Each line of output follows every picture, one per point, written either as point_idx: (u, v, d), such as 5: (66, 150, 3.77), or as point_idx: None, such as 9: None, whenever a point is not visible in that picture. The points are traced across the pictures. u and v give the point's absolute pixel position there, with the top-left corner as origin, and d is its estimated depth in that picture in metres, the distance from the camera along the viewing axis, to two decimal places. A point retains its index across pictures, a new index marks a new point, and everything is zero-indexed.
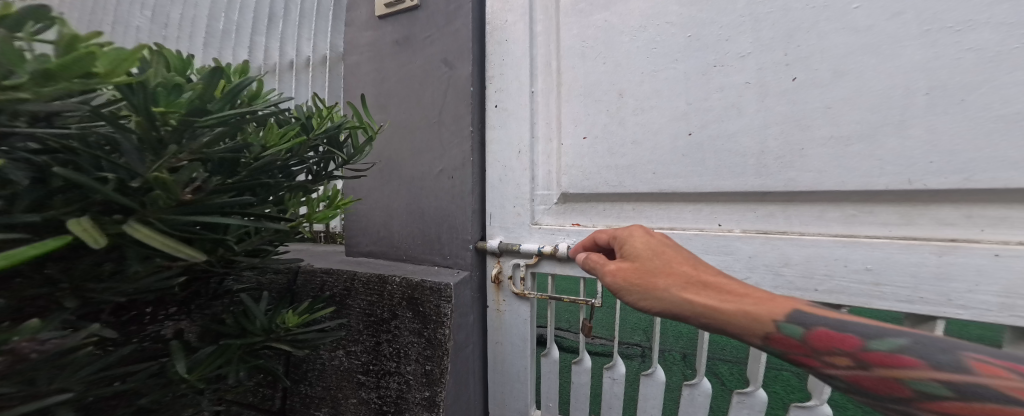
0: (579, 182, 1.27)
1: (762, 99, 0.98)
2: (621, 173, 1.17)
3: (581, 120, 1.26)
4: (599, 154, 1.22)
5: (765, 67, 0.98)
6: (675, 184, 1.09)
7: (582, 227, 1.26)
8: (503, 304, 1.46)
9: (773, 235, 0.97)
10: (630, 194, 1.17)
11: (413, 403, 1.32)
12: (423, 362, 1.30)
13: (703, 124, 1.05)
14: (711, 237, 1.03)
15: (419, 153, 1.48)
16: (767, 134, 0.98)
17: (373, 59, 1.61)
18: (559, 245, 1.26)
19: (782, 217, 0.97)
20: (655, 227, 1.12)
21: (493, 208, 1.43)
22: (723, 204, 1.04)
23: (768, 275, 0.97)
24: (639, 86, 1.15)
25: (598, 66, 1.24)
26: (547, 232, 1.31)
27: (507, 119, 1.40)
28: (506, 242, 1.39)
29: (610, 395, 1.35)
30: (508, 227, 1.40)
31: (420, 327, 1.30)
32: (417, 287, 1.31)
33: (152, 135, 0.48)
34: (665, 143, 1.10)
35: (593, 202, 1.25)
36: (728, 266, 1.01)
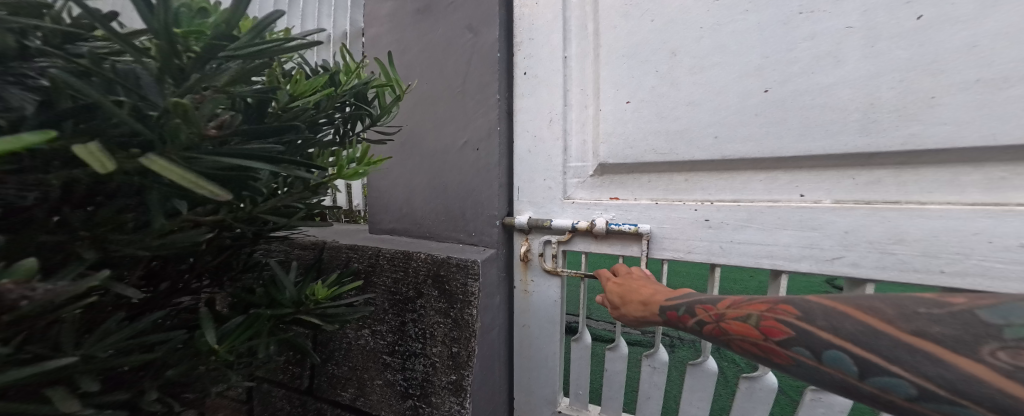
0: (621, 151, 1.16)
1: (873, 44, 0.84)
2: (672, 139, 1.07)
3: (625, 84, 1.15)
4: (646, 118, 1.12)
5: (874, 8, 0.84)
6: (744, 149, 0.98)
7: (622, 201, 1.16)
8: (531, 285, 1.38)
9: (881, 206, 0.84)
10: (682, 162, 1.07)
11: (439, 387, 1.26)
12: (449, 345, 1.23)
13: (785, 78, 0.93)
14: (790, 210, 0.93)
15: (442, 124, 1.39)
16: (882, 83, 0.84)
17: (394, 28, 1.51)
18: (595, 221, 1.17)
19: (893, 184, 0.84)
20: (715, 200, 1.03)
21: (523, 183, 1.33)
22: (811, 172, 0.92)
23: (874, 253, 0.85)
24: (695, 43, 1.03)
25: (646, 24, 1.11)
26: (581, 208, 1.22)
27: (538, 87, 1.29)
28: (536, 218, 1.30)
29: (648, 382, 1.27)
30: (537, 202, 1.31)
31: (446, 307, 1.24)
32: (443, 264, 1.23)
33: (173, 64, 0.39)
34: (734, 102, 0.99)
35: (636, 174, 1.16)
36: (817, 243, 0.90)
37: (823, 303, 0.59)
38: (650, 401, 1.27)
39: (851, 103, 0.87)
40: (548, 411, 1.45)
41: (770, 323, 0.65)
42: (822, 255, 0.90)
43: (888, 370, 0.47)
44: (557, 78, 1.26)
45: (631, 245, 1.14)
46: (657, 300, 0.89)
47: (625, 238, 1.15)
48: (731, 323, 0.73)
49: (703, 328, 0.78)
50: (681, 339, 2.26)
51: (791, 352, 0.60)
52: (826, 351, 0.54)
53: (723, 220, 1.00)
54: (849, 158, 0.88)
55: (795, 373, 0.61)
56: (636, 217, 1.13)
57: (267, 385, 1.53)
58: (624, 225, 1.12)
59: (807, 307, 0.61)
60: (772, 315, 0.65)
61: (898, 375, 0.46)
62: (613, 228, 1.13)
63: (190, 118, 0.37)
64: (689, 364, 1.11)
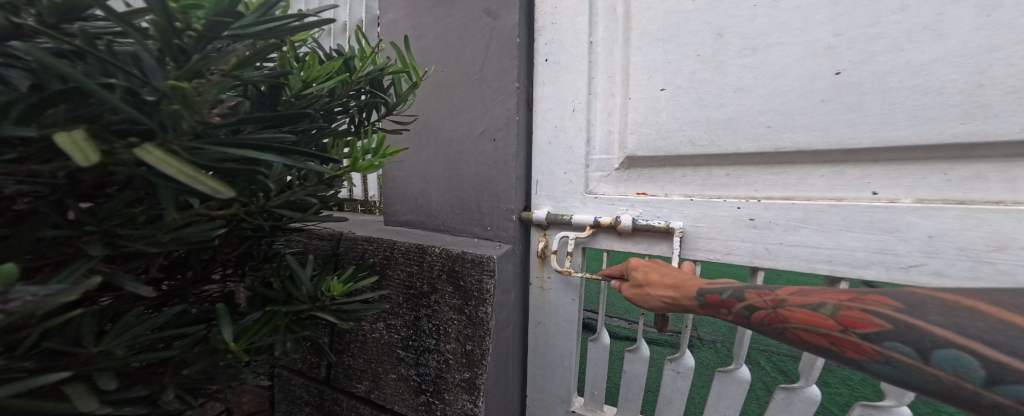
0: (653, 142, 1.09)
1: (990, 12, 0.72)
2: (713, 128, 0.99)
3: (659, 70, 1.07)
4: (683, 106, 1.04)
5: None
6: (804, 139, 0.89)
7: (650, 196, 1.09)
8: (548, 282, 1.33)
9: (979, 206, 0.73)
10: (725, 155, 0.99)
11: (452, 384, 1.23)
12: (463, 342, 1.20)
13: (861, 59, 0.82)
14: (854, 207, 0.84)
15: (459, 113, 1.34)
16: (998, 59, 0.71)
17: (411, 14, 1.45)
18: (620, 217, 1.10)
19: (999, 180, 0.73)
20: (761, 197, 0.95)
21: (544, 177, 1.27)
22: (887, 167, 0.82)
23: (964, 262, 0.74)
24: (745, 23, 0.94)
25: (686, 3, 1.02)
26: (603, 202, 1.16)
27: (561, 74, 1.22)
28: (554, 213, 1.24)
29: (671, 386, 1.21)
30: (557, 196, 1.25)
31: (461, 304, 1.20)
32: (457, 260, 1.19)
33: (169, 39, 0.31)
34: (793, 86, 0.90)
35: (667, 167, 1.09)
36: (890, 248, 0.81)
37: (928, 296, 0.48)
38: (671, 405, 1.22)
39: (958, 82, 0.74)
40: (563, 410, 1.41)
41: (854, 314, 0.52)
42: (897, 261, 0.80)
43: (970, 349, 0.40)
44: (582, 64, 1.18)
45: (659, 243, 1.08)
46: (694, 284, 0.75)
47: (657, 236, 1.08)
48: (795, 310, 0.59)
49: (755, 310, 0.64)
50: (701, 339, 2.19)
51: (880, 347, 0.48)
52: (929, 347, 0.43)
53: (771, 220, 0.93)
54: (939, 152, 0.78)
55: (867, 370, 0.50)
56: (666, 214, 1.06)
57: (286, 373, 1.54)
58: (653, 220, 1.06)
59: (908, 299, 0.49)
60: (858, 306, 0.52)
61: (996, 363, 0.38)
62: (644, 224, 1.06)
63: (190, 102, 0.29)
64: (719, 370, 1.05)
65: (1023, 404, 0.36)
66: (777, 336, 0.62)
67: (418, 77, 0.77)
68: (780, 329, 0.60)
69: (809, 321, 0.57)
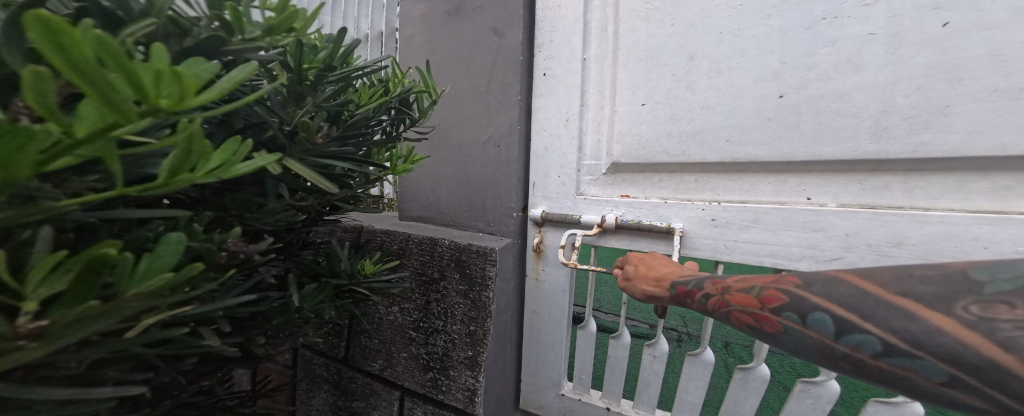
0: (635, 151, 1.25)
1: (894, 51, 0.91)
2: (686, 141, 1.16)
3: (641, 86, 1.24)
4: (660, 119, 1.20)
5: (903, 12, 0.90)
6: (755, 151, 1.06)
7: (633, 198, 1.26)
8: (543, 274, 1.48)
9: (884, 210, 0.93)
10: (693, 163, 1.16)
11: (457, 362, 1.40)
12: (468, 323, 1.37)
13: (801, 85, 1.00)
14: (798, 211, 1.01)
15: (467, 120, 1.51)
16: (898, 91, 0.91)
17: (426, 30, 1.62)
18: (605, 217, 1.26)
19: (900, 189, 0.92)
20: (722, 201, 1.12)
21: (537, 179, 1.44)
22: (819, 177, 1.01)
23: (871, 255, 0.93)
24: (715, 47, 1.11)
25: (665, 28, 1.19)
26: (592, 202, 1.32)
27: (556, 86, 1.38)
28: (551, 212, 1.40)
29: (646, 368, 1.39)
30: (552, 196, 1.41)
31: (466, 289, 1.37)
32: (464, 250, 1.36)
33: (296, 89, 0.50)
34: (749, 105, 1.07)
35: (649, 173, 1.25)
36: (817, 244, 0.99)
37: (823, 276, 0.63)
38: (648, 387, 1.38)
39: (870, 108, 0.94)
40: (552, 393, 1.57)
41: (771, 292, 0.67)
42: (822, 255, 0.98)
43: (827, 310, 0.57)
44: (574, 78, 1.34)
45: (636, 240, 1.24)
46: (672, 278, 0.87)
47: (652, 235, 1.22)
48: (734, 293, 0.73)
49: (708, 300, 0.77)
50: (687, 333, 2.36)
51: (781, 318, 0.63)
52: (812, 313, 0.58)
53: (729, 220, 1.09)
54: (859, 165, 0.96)
55: (782, 342, 0.64)
56: (644, 214, 1.22)
57: (308, 352, 1.72)
58: (657, 220, 1.19)
59: (808, 279, 0.64)
60: (774, 285, 0.67)
61: (870, 331, 0.51)
62: (640, 223, 1.21)
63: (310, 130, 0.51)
64: (688, 354, 1.22)
65: (858, 350, 0.52)
66: (727, 318, 0.75)
67: (436, 96, 0.95)
68: (728, 312, 0.73)
69: (743, 302, 0.71)
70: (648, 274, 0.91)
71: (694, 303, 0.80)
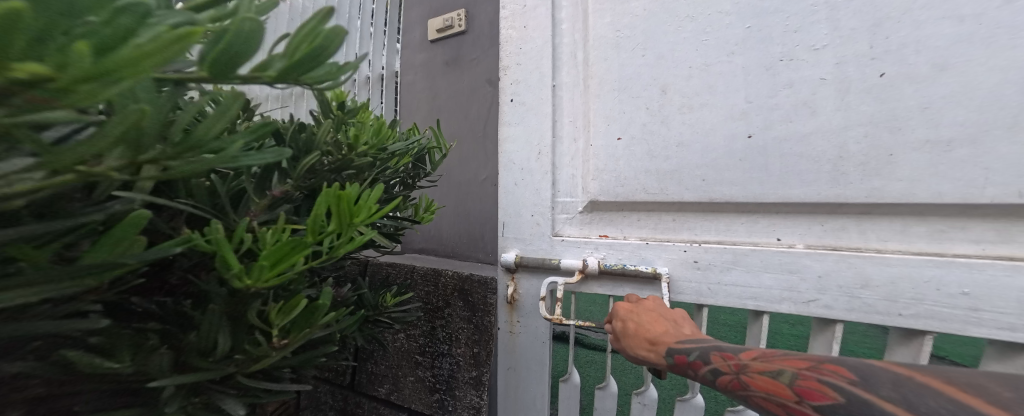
0: (613, 188, 1.29)
1: (845, 97, 1.03)
2: (664, 178, 1.22)
3: (616, 119, 1.29)
4: (637, 155, 1.25)
5: (846, 60, 1.03)
6: (729, 190, 1.15)
7: (612, 239, 1.28)
8: (518, 326, 1.41)
9: (847, 253, 1.04)
10: (671, 201, 1.22)
11: (462, 382, 1.51)
12: (471, 346, 1.49)
13: (768, 125, 1.10)
14: (769, 250, 1.11)
15: (466, 161, 1.70)
16: (851, 137, 1.03)
17: (428, 78, 1.84)
18: (587, 260, 1.28)
19: (856, 231, 1.05)
20: (701, 241, 1.18)
21: (510, 213, 1.43)
22: (785, 217, 1.11)
23: (843, 297, 1.05)
24: (686, 82, 1.19)
25: (637, 58, 1.26)
26: (569, 244, 1.31)
27: (526, 114, 1.40)
28: (524, 257, 1.36)
29: (636, 415, 1.51)
30: (525, 238, 1.39)
31: (469, 315, 1.51)
32: (467, 280, 1.51)
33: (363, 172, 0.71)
34: (721, 144, 1.16)
35: (625, 211, 1.30)
36: (794, 285, 1.09)
37: (877, 372, 0.61)
38: None
39: (828, 153, 1.05)
40: None
41: (812, 386, 0.65)
42: (801, 297, 1.08)
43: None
44: (546, 107, 1.37)
45: (619, 286, 1.27)
46: (666, 342, 0.90)
47: (636, 279, 1.26)
48: (758, 378, 0.73)
49: (722, 379, 0.78)
50: None
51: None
52: None
53: (711, 261, 1.16)
54: (820, 207, 1.08)
55: None
56: (626, 257, 1.26)
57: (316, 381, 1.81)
58: (641, 265, 1.23)
59: (859, 373, 0.62)
60: (815, 376, 0.65)
61: None
62: (624, 268, 1.23)
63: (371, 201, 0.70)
64: (680, 400, 1.36)
65: None
66: (750, 401, 0.75)
67: (445, 151, 1.14)
68: (754, 397, 0.73)
69: (773, 389, 0.70)
70: (643, 334, 0.94)
71: (694, 372, 0.83)
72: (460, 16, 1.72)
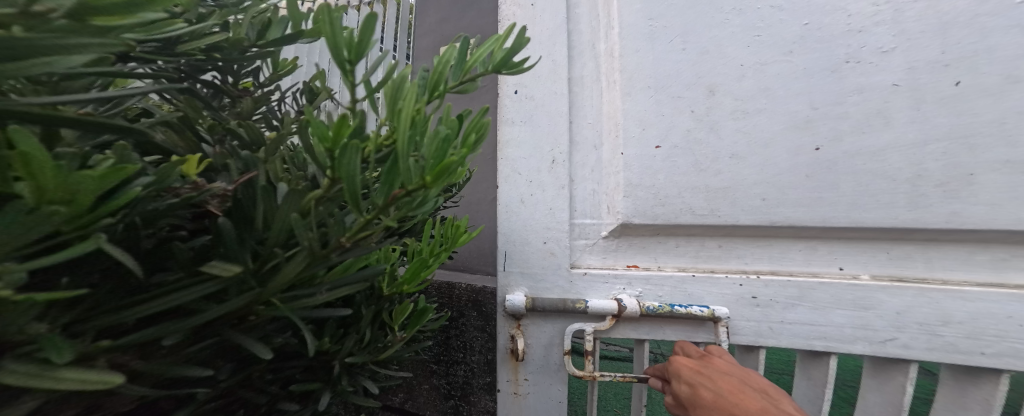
0: (651, 208, 1.02)
1: (919, 108, 0.89)
2: (714, 197, 0.99)
3: (653, 124, 1.04)
4: (680, 168, 1.02)
5: (917, 65, 0.89)
6: (795, 213, 0.94)
7: (647, 270, 1.04)
8: (523, 386, 1.09)
9: (924, 286, 0.91)
10: (725, 225, 0.99)
11: (477, 389, 1.38)
12: (486, 353, 1.38)
13: (836, 137, 0.93)
14: (831, 282, 0.95)
15: (477, 182, 1.66)
16: (929, 153, 0.88)
17: None
18: (621, 298, 1.02)
19: (922, 260, 0.93)
20: (756, 272, 0.99)
21: (512, 237, 1.10)
22: (848, 244, 0.96)
23: (923, 335, 0.91)
24: (735, 83, 0.99)
25: (676, 52, 1.04)
26: (596, 278, 1.04)
27: (534, 112, 1.11)
28: (533, 298, 1.06)
29: None
30: (533, 271, 1.08)
31: (483, 324, 1.42)
32: (480, 291, 1.46)
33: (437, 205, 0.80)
34: (784, 159, 0.95)
35: (662, 238, 1.05)
36: (869, 323, 0.93)
37: None
38: None
39: (904, 171, 0.90)
40: None
41: None
42: (876, 336, 0.93)
43: None
44: (561, 104, 1.09)
45: (661, 329, 1.03)
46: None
47: (681, 321, 1.02)
48: None
49: None
50: None
51: None
52: None
53: (772, 297, 0.97)
54: (891, 233, 0.93)
55: None
56: (667, 295, 1.02)
57: None
58: (694, 306, 0.98)
59: None
60: None
61: None
62: (673, 311, 0.98)
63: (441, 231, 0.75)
64: None
65: None
66: None
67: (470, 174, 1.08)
68: None
69: None
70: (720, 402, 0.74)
71: None
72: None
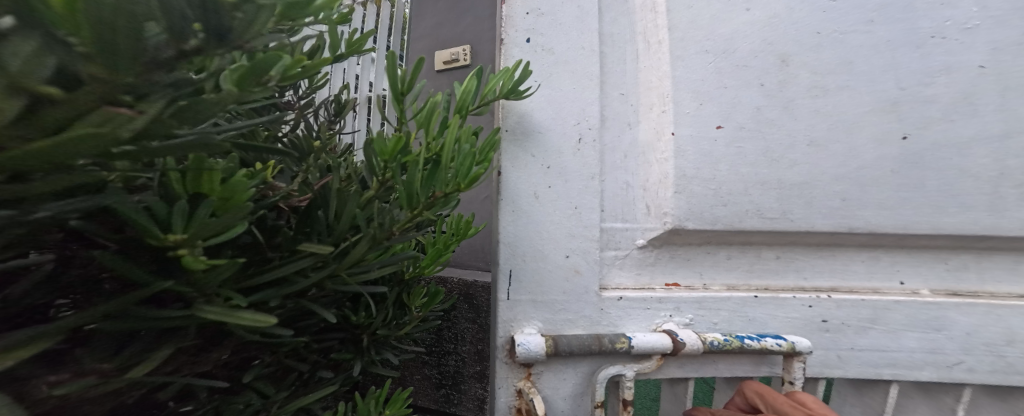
0: (710, 210, 0.82)
1: (1004, 95, 0.80)
2: (785, 196, 0.81)
3: (712, 99, 0.83)
4: (747, 156, 0.83)
5: (1000, 47, 0.80)
6: (873, 217, 0.81)
7: (692, 288, 0.85)
8: None
9: (997, 302, 0.85)
10: (796, 231, 0.81)
11: (468, 377, 1.26)
12: (476, 343, 1.24)
13: (922, 125, 0.81)
14: (900, 300, 0.83)
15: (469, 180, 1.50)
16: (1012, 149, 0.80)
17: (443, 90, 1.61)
18: (667, 327, 0.81)
19: (978, 271, 0.87)
20: (811, 287, 0.86)
21: (523, 253, 0.79)
22: (912, 256, 0.85)
23: (991, 358, 0.84)
24: (809, 54, 0.83)
25: (737, 14, 0.85)
26: (633, 302, 0.82)
27: (553, 71, 0.82)
28: (557, 335, 0.79)
29: None
30: (547, 300, 0.80)
31: (474, 316, 1.26)
32: (472, 285, 1.28)
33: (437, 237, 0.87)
34: (866, 151, 0.81)
35: (710, 250, 0.86)
36: (941, 346, 0.83)
37: None
38: None
39: (987, 167, 0.80)
40: None
41: None
42: (946, 360, 0.83)
43: None
44: (591, 64, 0.84)
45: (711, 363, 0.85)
46: None
47: (743, 355, 0.84)
48: None
49: None
50: None
51: None
52: None
53: (843, 321, 0.83)
54: (965, 241, 0.83)
55: None
56: (721, 321, 0.83)
57: None
58: (766, 338, 0.79)
59: None
60: None
61: None
62: (742, 345, 0.79)
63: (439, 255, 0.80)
64: None
65: None
66: None
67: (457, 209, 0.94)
68: None
69: None
70: None
71: None
72: (467, 51, 1.64)
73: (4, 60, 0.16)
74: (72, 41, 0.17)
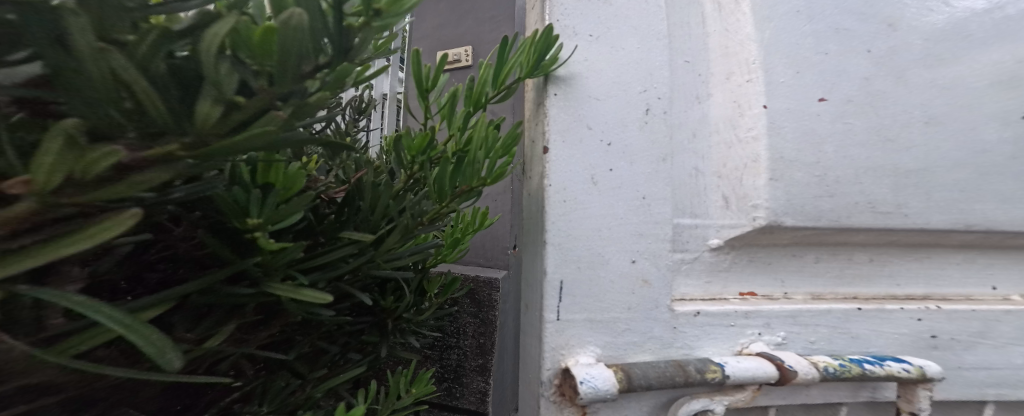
0: (814, 204, 0.79)
1: None
2: (908, 179, 0.82)
3: (824, 74, 0.82)
4: (858, 135, 0.82)
5: None
6: (989, 207, 0.84)
7: (780, 300, 0.83)
8: None
9: None
10: (912, 226, 0.81)
11: (470, 369, 1.29)
12: (478, 337, 1.30)
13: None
14: (1011, 308, 0.88)
15: None
16: None
17: None
18: (754, 346, 0.78)
19: None
20: (904, 291, 0.89)
21: (572, 254, 0.71)
22: (996, 261, 0.93)
23: None
24: (914, 21, 0.86)
25: None
26: (717, 316, 0.78)
27: (616, 30, 0.77)
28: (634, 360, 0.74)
29: None
30: (611, 316, 0.73)
31: (475, 311, 1.31)
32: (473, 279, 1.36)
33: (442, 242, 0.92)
34: (976, 119, 0.85)
35: (788, 257, 0.86)
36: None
37: None
38: None
39: None
40: None
41: None
42: None
43: None
44: (659, 22, 0.80)
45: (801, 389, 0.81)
46: None
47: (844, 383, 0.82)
48: None
49: None
50: None
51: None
52: None
53: (952, 334, 0.85)
54: None
55: None
56: (819, 334, 0.81)
57: None
58: (890, 364, 0.78)
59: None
60: None
61: None
62: (861, 369, 0.76)
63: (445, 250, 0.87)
64: None
65: None
66: None
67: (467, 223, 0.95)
68: None
69: None
70: None
71: None
72: (466, 51, 1.78)
73: (216, 83, 0.25)
74: (245, 70, 0.28)
